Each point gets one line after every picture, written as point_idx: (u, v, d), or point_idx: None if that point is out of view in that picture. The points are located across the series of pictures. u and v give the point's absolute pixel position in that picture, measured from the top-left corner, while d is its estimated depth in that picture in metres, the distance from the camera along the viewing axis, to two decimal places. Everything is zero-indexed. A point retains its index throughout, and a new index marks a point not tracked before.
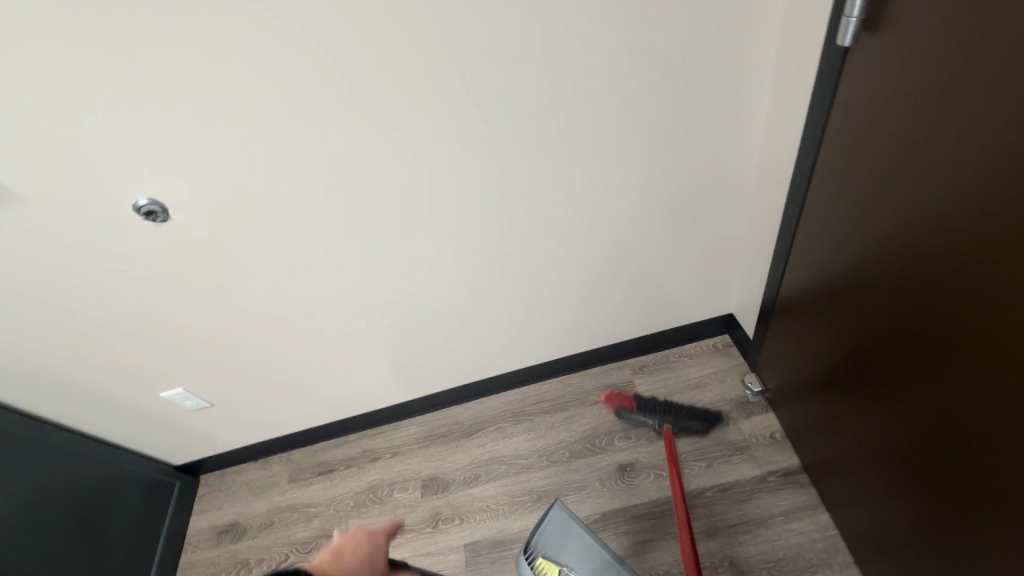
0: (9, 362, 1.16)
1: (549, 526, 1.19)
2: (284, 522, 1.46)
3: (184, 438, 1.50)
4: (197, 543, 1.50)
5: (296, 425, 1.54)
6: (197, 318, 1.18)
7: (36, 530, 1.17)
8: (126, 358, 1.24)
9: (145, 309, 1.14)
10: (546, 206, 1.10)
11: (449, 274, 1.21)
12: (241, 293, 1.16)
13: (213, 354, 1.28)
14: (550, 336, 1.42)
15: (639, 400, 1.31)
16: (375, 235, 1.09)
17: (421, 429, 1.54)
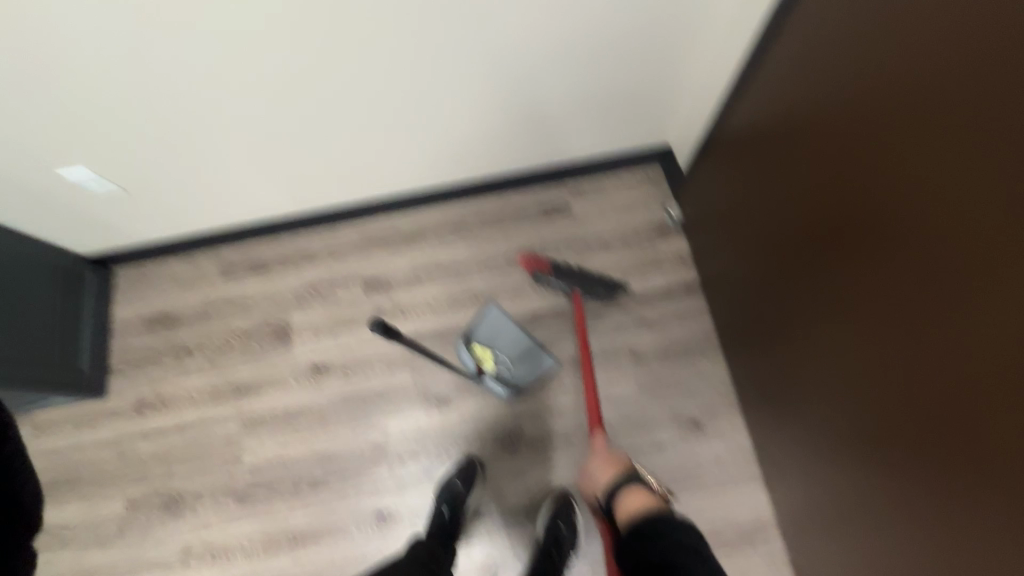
0: None
1: (484, 319, 1.36)
2: (221, 313, 1.49)
3: (91, 227, 1.38)
4: (127, 330, 1.50)
5: (223, 221, 1.47)
6: (90, 93, 1.00)
7: None
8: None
9: (13, 72, 0.93)
10: (510, 12, 0.99)
11: (394, 76, 1.10)
12: (143, 72, 0.98)
13: (119, 135, 1.11)
14: (495, 152, 1.41)
15: (553, 265, 1.35)
16: (306, 21, 0.94)
17: (359, 233, 1.55)
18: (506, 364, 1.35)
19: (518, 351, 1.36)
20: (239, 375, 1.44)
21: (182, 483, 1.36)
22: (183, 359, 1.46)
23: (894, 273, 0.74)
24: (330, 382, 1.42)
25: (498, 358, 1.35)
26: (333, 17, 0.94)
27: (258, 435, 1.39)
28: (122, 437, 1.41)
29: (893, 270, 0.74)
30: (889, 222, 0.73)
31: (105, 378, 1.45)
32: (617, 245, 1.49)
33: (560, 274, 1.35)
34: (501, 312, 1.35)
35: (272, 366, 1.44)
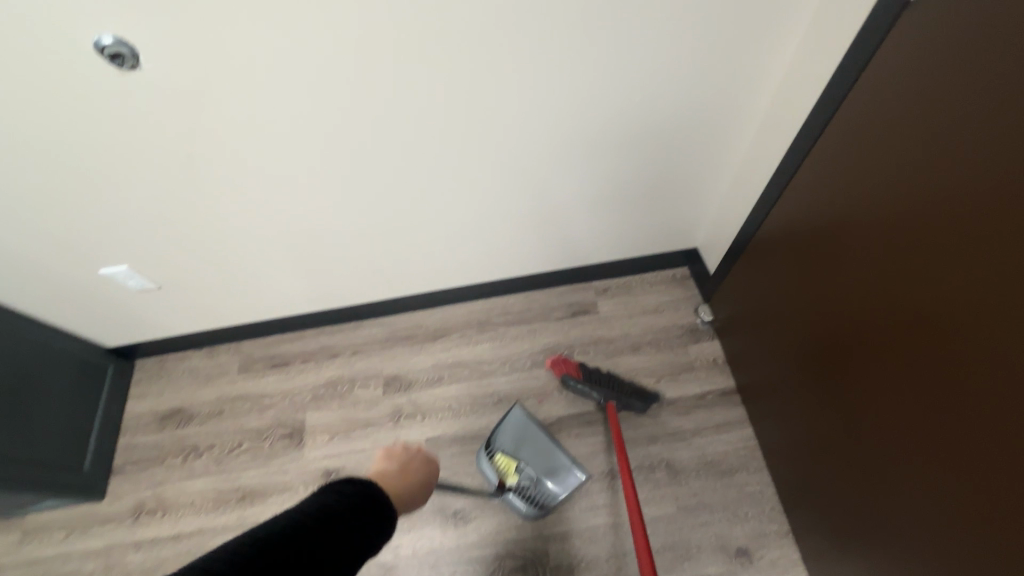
0: None
1: (507, 426, 1.29)
2: (236, 411, 1.44)
3: (120, 320, 1.39)
4: (138, 426, 1.45)
5: (249, 316, 1.47)
6: (142, 196, 1.05)
7: None
8: (48, 228, 1.08)
9: (74, 177, 0.99)
10: (551, 128, 1.06)
11: (438, 182, 1.15)
12: (195, 177, 1.04)
13: (166, 235, 1.16)
14: (525, 253, 1.43)
15: (584, 371, 1.31)
16: (355, 133, 1.00)
17: (383, 330, 1.53)
18: (532, 479, 1.24)
19: (546, 465, 1.24)
20: (246, 480, 1.35)
21: None
22: (190, 459, 1.39)
23: (984, 390, 0.68)
24: None
25: (523, 472, 1.24)
26: (382, 132, 1.01)
27: None
28: (114, 546, 1.30)
29: (974, 385, 0.69)
30: (962, 334, 0.69)
31: (107, 478, 1.38)
32: (647, 348, 1.44)
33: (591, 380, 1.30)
34: (528, 419, 1.28)
35: (281, 470, 1.36)
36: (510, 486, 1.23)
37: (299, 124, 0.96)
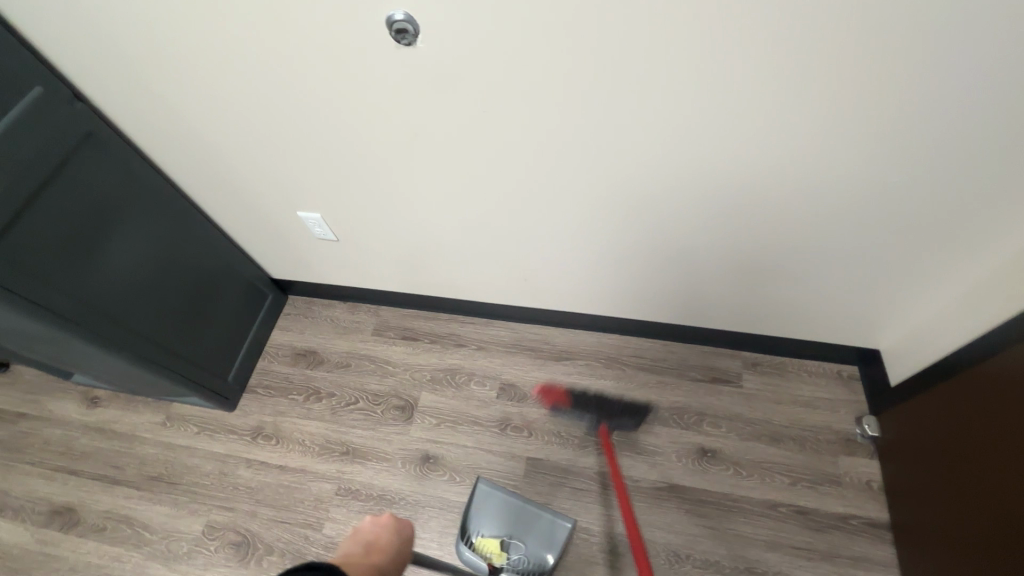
0: (175, 141, 1.13)
1: (479, 507, 1.20)
2: (360, 369, 1.51)
3: (290, 260, 1.51)
4: (276, 355, 1.57)
5: (395, 285, 1.54)
6: (344, 156, 1.11)
7: (157, 298, 1.21)
8: (258, 168, 1.18)
9: (294, 127, 1.06)
10: (761, 186, 0.98)
11: (617, 213, 1.11)
12: (394, 149, 1.07)
13: (355, 199, 1.23)
14: (679, 303, 1.34)
15: (571, 397, 1.33)
16: (556, 138, 0.97)
17: (511, 334, 1.52)
18: (520, 550, 1.16)
19: (527, 529, 1.17)
20: (353, 437, 1.40)
21: (262, 528, 1.30)
22: (310, 400, 1.48)
23: None
24: (435, 479, 1.32)
25: (510, 546, 1.16)
26: (588, 151, 0.99)
27: (347, 507, 1.31)
28: (231, 456, 1.41)
29: None
30: None
31: (240, 393, 1.51)
32: (789, 442, 1.28)
33: (580, 406, 1.32)
34: (493, 484, 1.22)
35: (385, 439, 1.39)
36: (501, 565, 1.14)
37: (515, 128, 0.97)
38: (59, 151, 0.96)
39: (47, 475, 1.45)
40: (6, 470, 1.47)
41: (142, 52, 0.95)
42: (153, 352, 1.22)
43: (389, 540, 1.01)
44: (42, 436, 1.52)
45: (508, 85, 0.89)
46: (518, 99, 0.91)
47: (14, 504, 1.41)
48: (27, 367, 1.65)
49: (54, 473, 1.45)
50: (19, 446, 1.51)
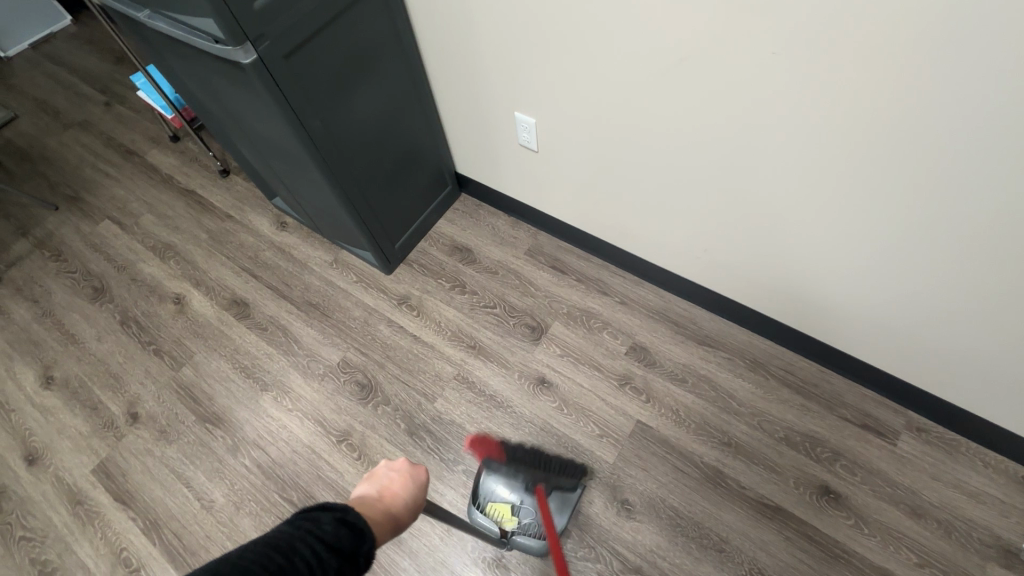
0: (435, 15, 1.20)
1: (494, 471, 1.21)
2: (505, 280, 1.57)
3: (480, 160, 1.58)
4: (436, 241, 1.68)
5: (562, 214, 1.55)
6: (579, 63, 1.08)
7: (369, 164, 1.34)
8: (493, 51, 1.20)
9: (546, 19, 1.04)
10: (1015, 255, 0.85)
11: (826, 227, 1.02)
12: (632, 70, 1.01)
13: (566, 122, 1.24)
14: (856, 338, 1.21)
15: (501, 449, 1.18)
16: (804, 127, 0.89)
17: (659, 300, 1.48)
18: (531, 516, 1.18)
19: (536, 494, 1.19)
20: (481, 337, 1.48)
21: (384, 381, 1.45)
22: (453, 291, 1.58)
23: None
24: (544, 402, 1.36)
25: (520, 510, 1.18)
26: (828, 156, 0.91)
27: (459, 394, 1.40)
28: (376, 312, 1.57)
29: None
30: None
31: (399, 261, 1.64)
32: (930, 523, 1.13)
33: (509, 459, 1.18)
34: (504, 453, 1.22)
35: (510, 350, 1.45)
36: (512, 529, 1.16)
37: (763, 108, 0.91)
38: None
39: (235, 270, 1.71)
40: (208, 255, 1.76)
41: None
42: (353, 205, 1.36)
43: (405, 494, 0.78)
44: (238, 239, 1.78)
45: (780, 58, 0.83)
46: (784, 74, 0.84)
47: (207, 283, 1.69)
48: (242, 181, 1.93)
49: (240, 271, 1.70)
50: (221, 240, 1.79)
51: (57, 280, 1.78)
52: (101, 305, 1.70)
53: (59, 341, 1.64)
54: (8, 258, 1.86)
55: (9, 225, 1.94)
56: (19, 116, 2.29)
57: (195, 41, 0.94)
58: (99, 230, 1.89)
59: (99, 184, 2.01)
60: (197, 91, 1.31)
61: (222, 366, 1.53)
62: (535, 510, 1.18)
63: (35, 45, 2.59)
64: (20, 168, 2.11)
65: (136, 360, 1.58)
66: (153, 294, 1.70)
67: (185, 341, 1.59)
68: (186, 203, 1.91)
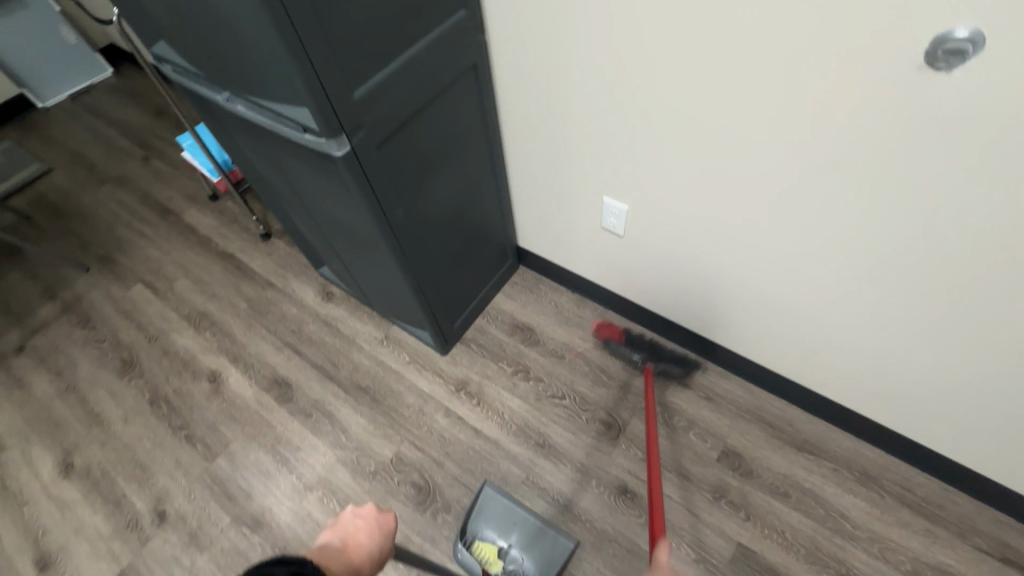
0: (522, 96, 1.11)
1: (483, 509, 1.21)
2: (574, 366, 1.44)
3: (548, 237, 1.47)
4: (496, 319, 1.56)
5: (638, 297, 1.43)
6: (683, 163, 0.98)
7: (439, 250, 1.24)
8: (583, 140, 1.10)
9: (650, 115, 0.96)
10: None
11: (976, 348, 0.90)
12: (748, 176, 0.92)
13: (659, 215, 1.13)
14: (994, 460, 1.06)
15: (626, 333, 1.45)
16: (969, 249, 0.78)
17: (748, 396, 1.34)
18: (518, 562, 1.14)
19: (526, 541, 1.16)
20: (551, 433, 1.34)
21: (443, 481, 1.30)
22: (517, 377, 1.44)
23: None
24: (628, 515, 1.21)
25: (507, 554, 1.15)
26: (995, 280, 0.79)
27: (530, 502, 1.25)
28: (432, 399, 1.43)
29: None
30: None
31: (456, 340, 1.51)
32: None
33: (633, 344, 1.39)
34: (497, 493, 1.22)
35: (585, 450, 1.30)
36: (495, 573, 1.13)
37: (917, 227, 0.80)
38: (441, 86, 0.96)
39: (276, 345, 1.59)
40: (247, 327, 1.64)
41: (551, 10, 0.92)
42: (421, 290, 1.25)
43: (369, 545, 0.66)
44: (280, 309, 1.67)
45: (950, 181, 0.72)
46: (954, 196, 0.73)
47: (246, 359, 1.57)
48: (284, 245, 1.83)
49: (281, 346, 1.58)
50: (262, 311, 1.67)
51: (84, 350, 1.66)
52: (129, 381, 1.57)
53: (83, 421, 1.51)
54: (33, 323, 1.74)
55: (36, 287, 1.84)
56: (54, 170, 2.23)
57: (281, 130, 0.86)
58: (131, 295, 1.78)
59: (133, 245, 1.92)
60: (260, 168, 1.23)
61: (261, 458, 1.38)
62: (524, 557, 1.14)
63: (74, 96, 2.56)
64: (51, 225, 2.03)
65: (165, 447, 1.43)
66: (187, 370, 1.57)
67: (220, 426, 1.45)
68: (224, 267, 1.81)
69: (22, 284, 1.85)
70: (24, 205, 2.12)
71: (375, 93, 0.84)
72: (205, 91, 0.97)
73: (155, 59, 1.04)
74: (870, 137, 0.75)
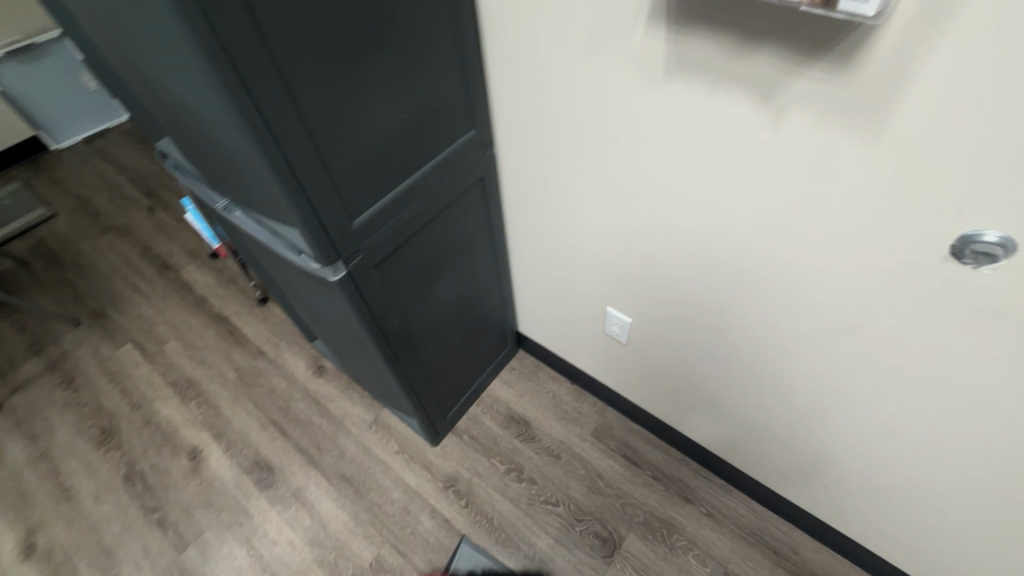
0: (528, 205, 1.08)
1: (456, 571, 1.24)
2: (570, 469, 1.37)
3: (549, 331, 1.43)
4: (490, 408, 1.50)
5: (639, 400, 1.37)
6: (689, 293, 0.94)
7: (431, 352, 1.18)
8: (589, 253, 1.06)
9: (654, 246, 0.92)
10: None
11: (995, 529, 0.82)
12: (759, 320, 0.87)
13: (663, 334, 1.08)
14: None
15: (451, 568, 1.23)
16: (991, 437, 0.71)
17: (752, 517, 1.26)
18: None
19: None
20: (543, 545, 1.26)
21: None
22: (509, 477, 1.38)
23: None
24: None
25: None
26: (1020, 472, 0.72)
27: None
28: (418, 495, 1.36)
29: None
30: None
31: (447, 432, 1.45)
32: None
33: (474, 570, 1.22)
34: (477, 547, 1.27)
35: (578, 568, 1.23)
36: None
37: (934, 403, 0.74)
38: (443, 202, 0.93)
39: (261, 423, 1.52)
40: (234, 399, 1.58)
41: (557, 136, 0.89)
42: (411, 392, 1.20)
43: None
44: (269, 383, 1.61)
45: (973, 369, 0.66)
46: (975, 385, 0.68)
47: (229, 436, 1.51)
48: (280, 311, 1.80)
49: (267, 424, 1.52)
50: (250, 382, 1.62)
51: (63, 414, 1.60)
52: (106, 452, 1.50)
53: (52, 495, 1.44)
54: (14, 381, 1.69)
55: (23, 340, 1.80)
56: (59, 214, 2.23)
57: (278, 250, 0.83)
58: (119, 355, 1.73)
59: (127, 300, 1.89)
60: (258, 256, 1.20)
61: (234, 553, 1.30)
62: None
63: (88, 139, 2.59)
64: (48, 273, 2.01)
65: (134, 533, 1.36)
66: (167, 445, 1.51)
67: (194, 511, 1.38)
68: (216, 331, 1.76)
69: (11, 337, 1.81)
70: (23, 251, 2.10)
71: (373, 220, 0.81)
72: (203, 194, 0.95)
73: (158, 152, 1.03)
74: (885, 312, 0.69)
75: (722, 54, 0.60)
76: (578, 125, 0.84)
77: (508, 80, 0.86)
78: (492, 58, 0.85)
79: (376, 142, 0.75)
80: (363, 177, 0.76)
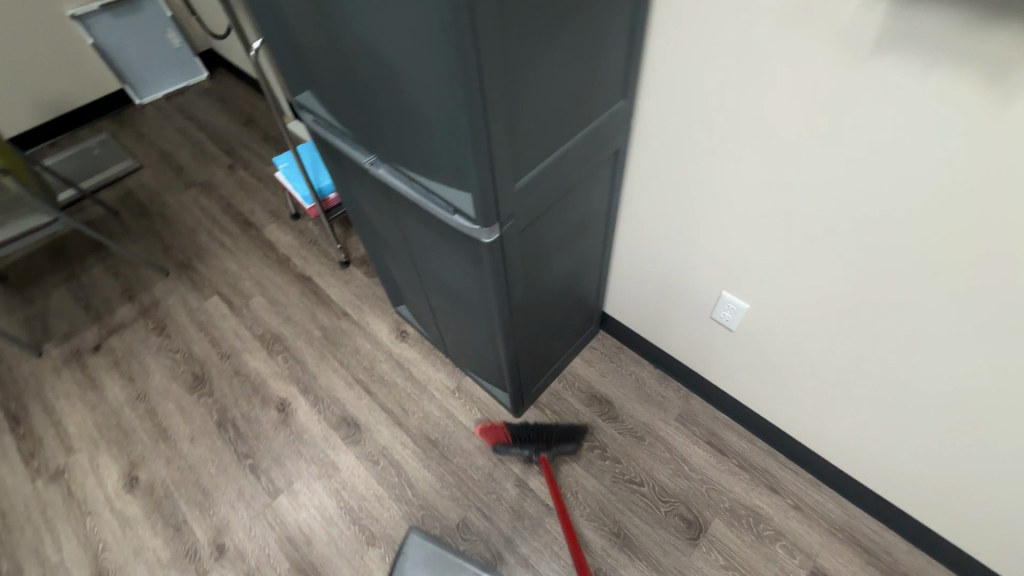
0: (655, 183, 1.07)
1: (407, 557, 1.23)
2: (654, 450, 1.38)
3: (641, 313, 1.43)
4: (572, 385, 1.51)
5: (729, 388, 1.36)
6: (827, 280, 0.93)
7: (537, 322, 1.19)
8: (714, 236, 1.05)
9: (798, 230, 0.90)
10: None
11: None
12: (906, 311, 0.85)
13: (782, 322, 1.07)
14: None
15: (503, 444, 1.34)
16: None
17: (842, 514, 1.25)
18: None
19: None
20: (628, 523, 1.28)
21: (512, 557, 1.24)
22: (592, 453, 1.39)
23: None
24: None
25: None
26: None
27: None
28: (502, 464, 1.38)
29: None
30: None
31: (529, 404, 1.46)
32: None
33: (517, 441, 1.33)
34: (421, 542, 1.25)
35: (663, 547, 1.24)
36: None
37: None
38: (584, 172, 0.93)
39: (347, 382, 1.56)
40: (320, 356, 1.63)
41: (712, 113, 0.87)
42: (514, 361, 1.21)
43: None
44: (353, 344, 1.65)
45: None
46: None
47: (316, 392, 1.55)
48: (362, 274, 1.83)
49: (352, 383, 1.56)
50: (335, 342, 1.66)
51: (157, 358, 1.67)
52: (199, 397, 1.57)
53: (150, 435, 1.50)
54: (110, 324, 1.77)
55: (117, 285, 1.87)
56: (144, 167, 2.30)
57: (432, 209, 0.85)
58: (207, 306, 1.79)
59: (213, 255, 1.94)
60: (372, 217, 1.22)
61: (324, 503, 1.35)
62: None
63: (169, 96, 2.65)
64: (136, 224, 2.08)
65: (228, 475, 1.42)
66: (256, 395, 1.56)
67: (284, 459, 1.43)
68: (300, 290, 1.81)
69: (104, 282, 1.89)
70: (112, 200, 2.18)
71: (531, 185, 0.81)
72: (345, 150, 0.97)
73: (296, 106, 1.05)
74: None
75: (954, 31, 0.59)
76: (740, 103, 0.83)
77: (669, 51, 0.85)
78: (658, 27, 0.84)
79: (549, 107, 0.76)
80: (532, 141, 0.76)
